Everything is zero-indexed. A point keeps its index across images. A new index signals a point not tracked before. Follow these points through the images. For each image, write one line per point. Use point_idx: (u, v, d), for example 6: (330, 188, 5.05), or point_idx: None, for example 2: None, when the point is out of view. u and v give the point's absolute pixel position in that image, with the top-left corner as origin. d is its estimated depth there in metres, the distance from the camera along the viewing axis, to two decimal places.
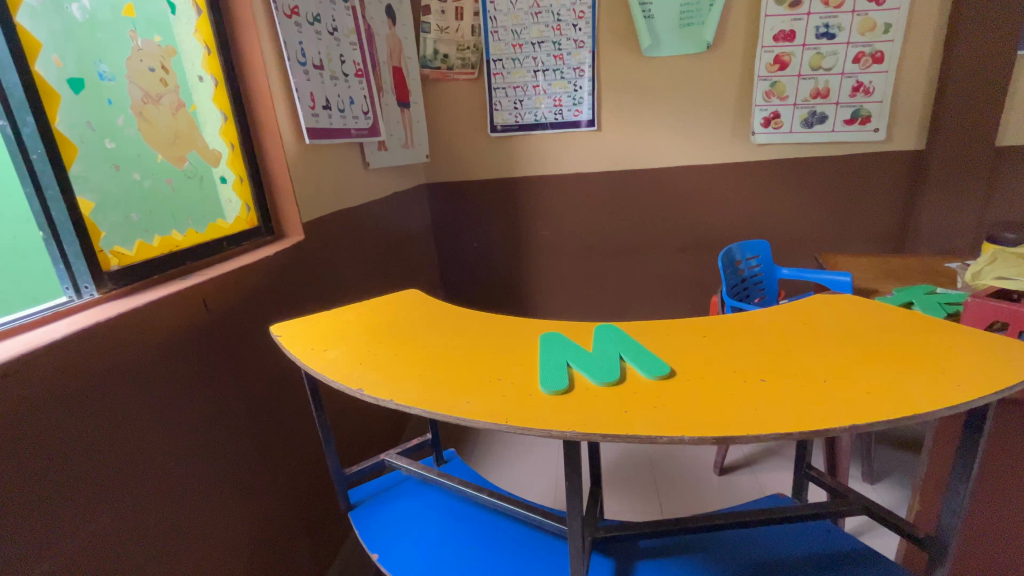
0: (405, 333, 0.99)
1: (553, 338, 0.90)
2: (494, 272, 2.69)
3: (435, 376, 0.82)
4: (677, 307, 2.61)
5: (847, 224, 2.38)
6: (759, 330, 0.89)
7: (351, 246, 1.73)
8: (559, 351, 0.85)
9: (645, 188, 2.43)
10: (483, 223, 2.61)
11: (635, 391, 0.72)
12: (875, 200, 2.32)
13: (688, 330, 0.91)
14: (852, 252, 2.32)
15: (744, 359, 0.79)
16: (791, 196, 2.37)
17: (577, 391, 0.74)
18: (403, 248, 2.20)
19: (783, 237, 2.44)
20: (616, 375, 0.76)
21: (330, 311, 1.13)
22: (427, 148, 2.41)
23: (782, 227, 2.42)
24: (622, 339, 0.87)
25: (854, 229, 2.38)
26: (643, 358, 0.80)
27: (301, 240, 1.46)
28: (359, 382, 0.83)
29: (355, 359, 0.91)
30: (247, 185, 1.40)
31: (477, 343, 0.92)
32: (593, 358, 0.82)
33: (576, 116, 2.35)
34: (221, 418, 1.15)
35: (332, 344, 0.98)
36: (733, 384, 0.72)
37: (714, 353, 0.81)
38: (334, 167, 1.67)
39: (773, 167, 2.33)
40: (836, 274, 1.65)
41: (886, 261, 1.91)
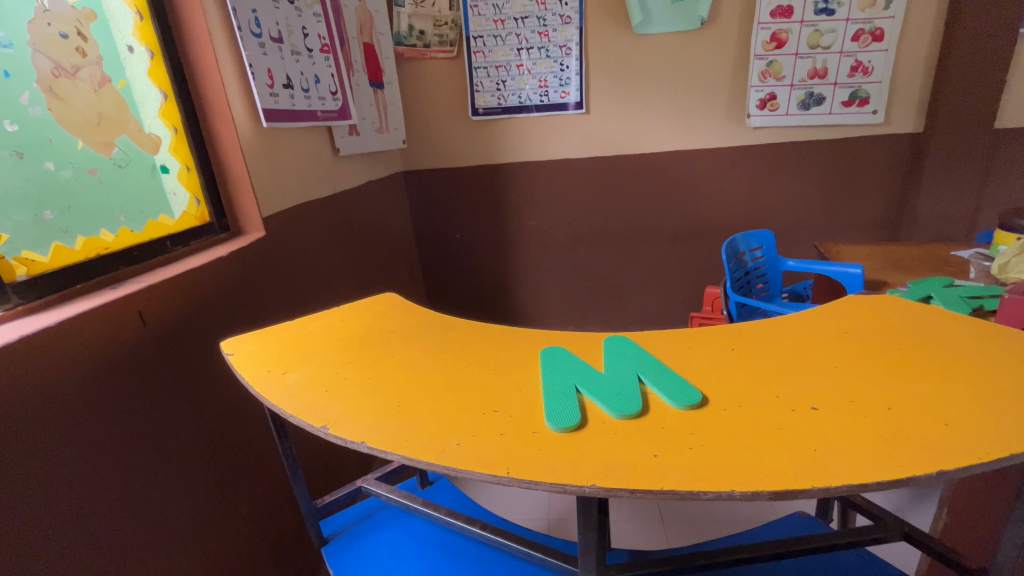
0: (382, 351, 0.84)
1: (554, 356, 0.77)
2: (476, 265, 2.54)
3: (418, 408, 0.67)
4: (669, 299, 2.50)
5: (843, 211, 2.29)
6: (793, 339, 0.76)
7: (320, 242, 1.56)
8: (564, 374, 0.71)
9: (636, 175, 2.30)
10: (464, 214, 2.45)
11: (662, 426, 0.59)
12: (873, 186, 2.23)
13: (712, 341, 0.78)
14: (848, 241, 2.23)
15: (784, 377, 0.66)
16: (786, 183, 2.26)
17: (591, 427, 0.61)
18: (378, 243, 2.03)
19: (778, 225, 2.34)
20: (637, 405, 0.63)
21: (291, 322, 0.97)
22: (402, 133, 2.23)
23: (776, 215, 2.32)
24: (635, 356, 0.74)
25: (850, 216, 2.29)
26: (666, 380, 0.67)
27: (262, 237, 1.29)
28: (324, 416, 0.68)
29: (319, 384, 0.76)
30: (195, 175, 1.22)
31: (466, 362, 0.78)
32: (605, 381, 0.68)
33: (563, 98, 2.20)
34: (170, 447, 0.99)
35: (292, 365, 0.82)
36: (781, 415, 0.59)
37: (747, 372, 0.68)
38: (298, 154, 1.49)
39: (769, 152, 2.22)
40: (846, 266, 1.54)
41: (888, 250, 1.82)
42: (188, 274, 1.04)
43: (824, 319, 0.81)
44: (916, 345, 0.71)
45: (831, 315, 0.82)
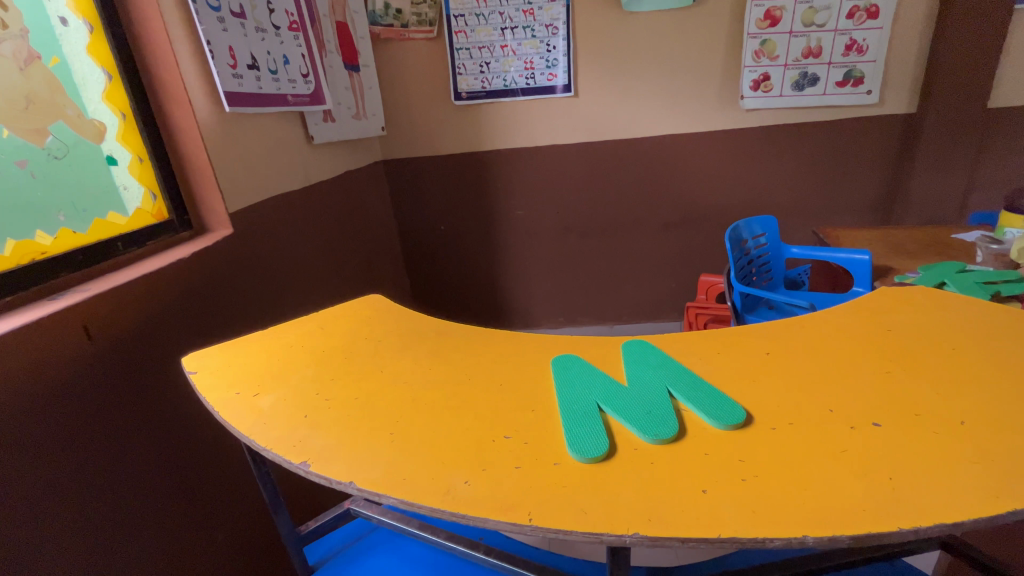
0: (369, 364, 0.74)
1: (566, 367, 0.68)
2: (463, 257, 2.43)
3: (416, 436, 0.58)
4: (662, 288, 2.43)
5: (836, 195, 2.23)
6: (831, 339, 0.68)
7: (294, 239, 1.44)
8: (582, 391, 0.62)
9: (626, 161, 2.20)
10: (448, 205, 2.33)
11: (704, 453, 0.51)
12: (866, 169, 2.18)
13: (741, 343, 0.69)
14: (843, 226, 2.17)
15: (833, 386, 0.58)
16: (780, 167, 2.19)
17: (621, 456, 0.51)
18: (358, 238, 1.91)
19: (772, 210, 2.27)
20: (674, 427, 0.54)
21: (264, 331, 0.86)
22: (381, 120, 2.10)
23: (771, 200, 2.25)
24: (659, 365, 0.65)
25: (843, 200, 2.24)
26: (701, 395, 0.58)
27: (229, 235, 1.17)
28: (305, 450, 0.57)
29: (297, 407, 0.65)
30: (149, 166, 1.08)
31: (466, 377, 0.68)
32: (630, 397, 0.60)
33: (550, 81, 2.09)
34: (131, 477, 0.87)
35: (265, 386, 0.71)
36: (842, 435, 0.51)
37: (791, 380, 0.60)
38: (267, 142, 1.36)
39: (762, 135, 2.14)
40: (852, 252, 1.47)
41: (888, 234, 1.77)
42: (144, 279, 0.92)
43: (860, 314, 0.73)
44: (969, 343, 0.64)
45: (867, 310, 0.75)
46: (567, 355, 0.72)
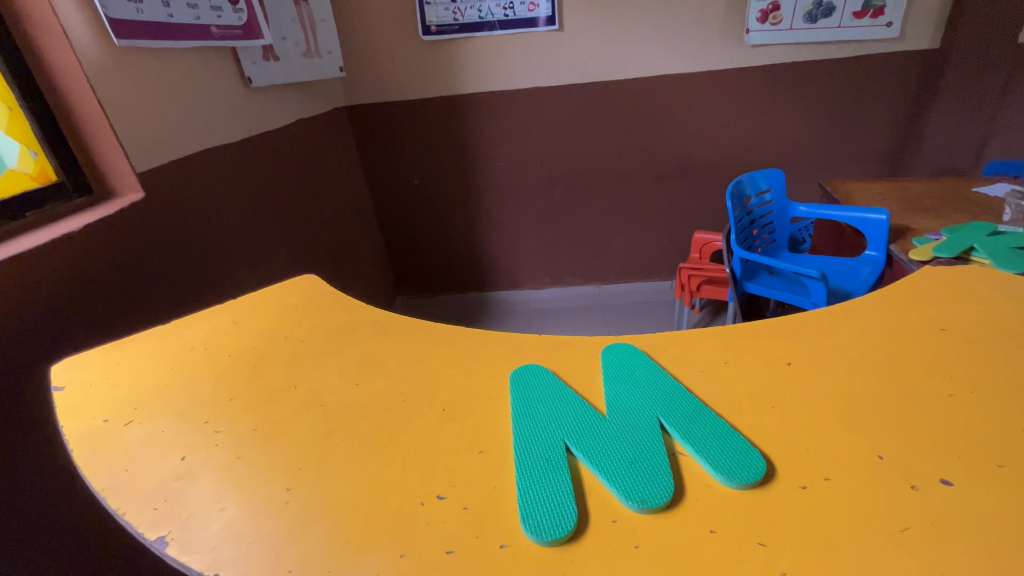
0: (280, 380, 0.58)
1: (529, 386, 0.52)
2: (423, 216, 2.10)
3: (320, 497, 0.43)
4: (650, 249, 2.14)
5: (840, 144, 1.95)
6: (876, 345, 0.52)
7: (232, 202, 1.23)
8: (545, 423, 0.47)
9: (616, 107, 1.89)
10: (405, 156, 2.00)
11: (707, 530, 0.36)
12: (876, 114, 1.89)
13: (758, 348, 0.54)
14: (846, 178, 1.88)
15: (880, 418, 0.44)
16: (784, 112, 1.90)
17: (593, 535, 0.37)
18: (322, 195, 1.68)
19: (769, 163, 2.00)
20: (668, 486, 0.39)
21: (161, 328, 0.70)
22: (339, 58, 1.81)
23: (773, 150, 1.96)
24: (647, 384, 0.50)
25: (846, 148, 1.96)
26: (704, 433, 0.43)
27: (140, 199, 0.97)
28: (168, 514, 0.42)
29: (174, 445, 0.50)
30: (22, 117, 0.87)
31: (402, 401, 0.52)
32: (609, 435, 0.44)
33: (532, 12, 1.75)
34: (13, 506, 0.72)
35: (143, 409, 0.55)
36: (899, 500, 0.37)
37: (823, 407, 0.45)
38: (187, 85, 1.12)
39: (766, 77, 1.84)
40: (869, 211, 1.27)
41: (903, 188, 1.59)
42: (12, 264, 0.73)
43: (910, 309, 0.57)
44: None
45: (919, 301, 0.58)
46: (530, 365, 0.56)
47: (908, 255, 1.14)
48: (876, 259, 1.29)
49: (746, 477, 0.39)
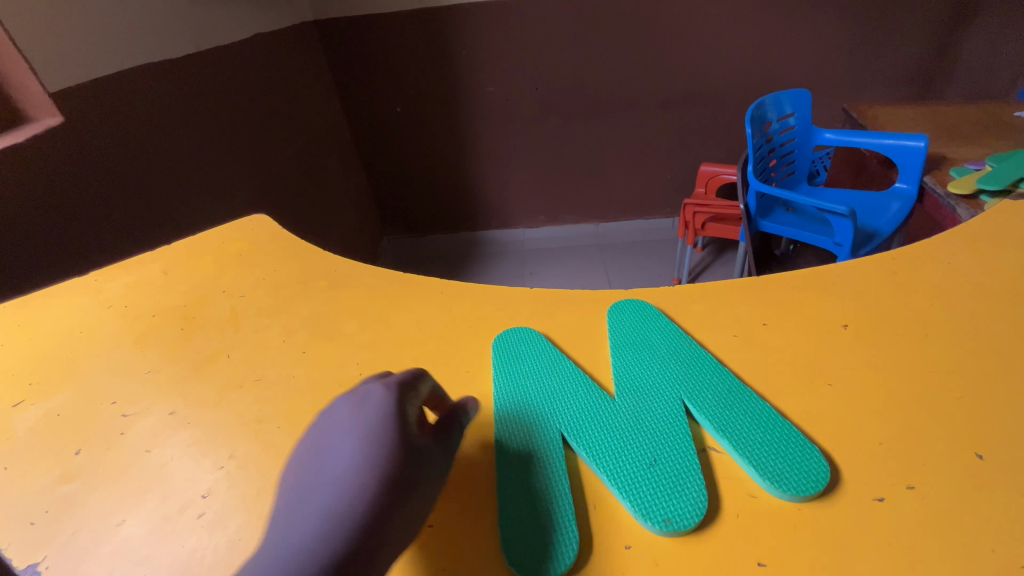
0: (210, 348, 0.47)
1: (515, 358, 0.41)
2: (401, 151, 1.91)
3: (249, 508, 0.33)
4: (646, 185, 1.94)
5: (860, 66, 1.63)
6: (953, 300, 0.41)
7: (180, 130, 1.05)
8: (536, 406, 0.37)
9: (611, 19, 1.60)
10: (375, 81, 1.76)
11: (754, 565, 0.27)
12: (907, 29, 1.54)
13: (804, 305, 0.43)
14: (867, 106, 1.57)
15: (973, 402, 0.34)
16: (802, 29, 1.57)
17: (601, 566, 0.28)
18: (288, 125, 1.48)
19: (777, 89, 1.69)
20: (700, 498, 0.30)
21: (72, 282, 0.58)
22: None
23: (783, 77, 1.66)
24: (666, 355, 0.39)
25: (870, 70, 1.63)
26: (744, 423, 0.33)
27: (56, 123, 0.80)
28: (50, 532, 0.33)
29: (68, 434, 0.40)
30: None
31: (358, 376, 0.42)
32: (618, 424, 0.34)
33: None
34: None
35: (39, 385, 0.45)
36: (1009, 519, 0.28)
37: (894, 387, 0.35)
38: None
39: None
40: (905, 137, 1.11)
41: (938, 111, 1.40)
42: None
43: (991, 254, 0.46)
44: None
45: (1001, 246, 0.47)
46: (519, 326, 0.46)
47: (945, 187, 1.01)
48: (906, 192, 1.15)
49: (807, 485, 0.30)
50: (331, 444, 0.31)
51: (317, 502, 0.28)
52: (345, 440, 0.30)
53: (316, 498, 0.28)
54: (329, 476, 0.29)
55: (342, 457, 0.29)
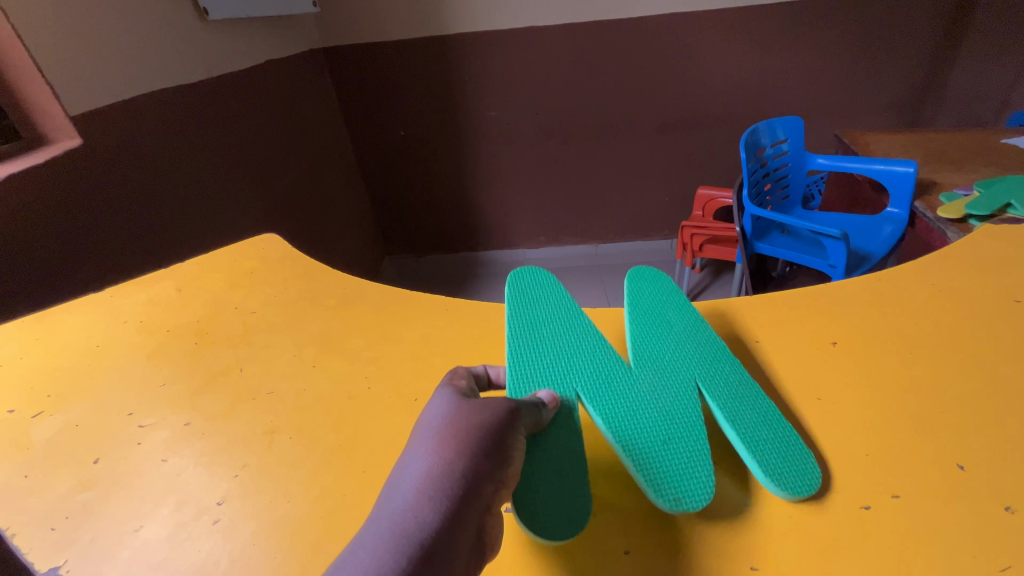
0: (224, 362, 0.48)
1: (537, 306, 0.44)
2: (405, 173, 1.95)
3: (261, 515, 0.34)
4: (645, 207, 1.98)
5: (852, 94, 1.68)
6: (937, 318, 0.43)
7: (191, 151, 1.09)
8: (556, 359, 0.39)
9: (610, 49, 1.66)
10: (381, 106, 1.81)
11: (745, 568, 0.28)
12: (894, 60, 1.61)
13: (795, 323, 0.45)
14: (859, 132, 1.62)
15: (956, 415, 0.35)
16: (793, 60, 1.63)
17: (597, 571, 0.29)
18: (296, 147, 1.53)
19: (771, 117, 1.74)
20: (704, 488, 0.31)
21: (87, 298, 0.60)
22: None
23: (776, 105, 1.72)
24: (685, 335, 0.42)
25: (861, 98, 1.68)
26: (757, 417, 0.35)
27: (74, 143, 0.83)
28: (66, 538, 0.34)
29: (83, 444, 0.41)
30: None
31: (366, 389, 0.43)
32: (634, 402, 0.36)
33: None
34: None
35: (55, 397, 0.46)
36: (989, 525, 0.29)
37: (881, 401, 0.37)
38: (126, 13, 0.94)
39: (773, 20, 1.57)
40: (895, 162, 1.15)
41: (927, 138, 1.45)
42: None
43: (973, 275, 0.48)
44: None
45: (983, 267, 0.49)
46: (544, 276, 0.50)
47: (935, 212, 1.04)
48: (898, 217, 1.19)
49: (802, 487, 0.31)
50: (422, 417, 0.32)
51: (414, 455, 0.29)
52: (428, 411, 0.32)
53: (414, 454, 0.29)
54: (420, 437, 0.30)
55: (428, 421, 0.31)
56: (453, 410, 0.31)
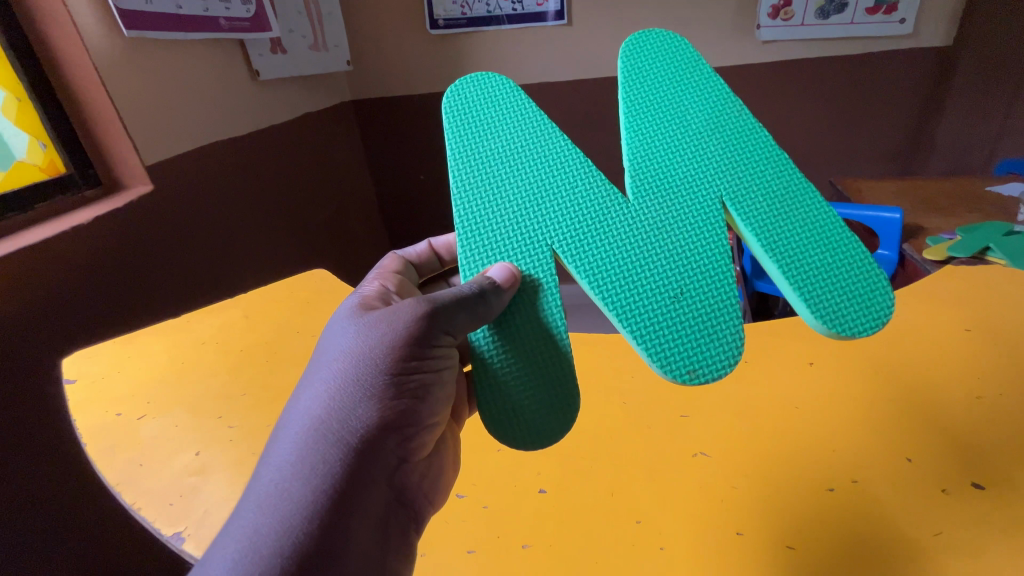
0: (293, 377, 0.57)
1: (500, 140, 0.46)
2: (424, 215, 2.06)
3: None
4: None
5: (852, 145, 1.74)
6: (898, 346, 0.52)
7: (241, 196, 1.21)
8: (542, 214, 0.43)
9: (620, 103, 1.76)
10: (403, 156, 1.90)
11: (733, 531, 0.38)
12: (892, 113, 1.69)
13: (778, 349, 0.55)
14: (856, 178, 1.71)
15: (907, 425, 0.44)
16: (800, 113, 1.67)
17: (620, 534, 0.38)
18: (327, 192, 1.65)
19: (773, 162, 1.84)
20: (737, 334, 0.40)
21: (168, 322, 0.69)
22: (346, 53, 1.68)
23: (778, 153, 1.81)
24: (695, 170, 0.44)
25: (860, 148, 1.75)
26: (797, 240, 0.41)
27: (150, 191, 0.95)
28: (185, 511, 0.43)
29: (185, 440, 0.50)
30: (31, 107, 0.85)
31: None
32: (666, 243, 0.42)
33: (540, 6, 1.56)
34: None
35: (155, 403, 0.55)
36: (923, 502, 0.38)
37: (843, 412, 0.46)
38: (192, 80, 1.07)
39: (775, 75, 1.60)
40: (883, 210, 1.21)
41: (918, 185, 1.54)
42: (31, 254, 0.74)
43: (934, 307, 0.57)
44: None
45: (945, 301, 0.57)
46: (495, 82, 0.48)
47: (922, 254, 1.14)
48: (887, 258, 1.22)
49: (868, 322, 0.40)
50: (337, 347, 0.41)
51: (322, 389, 0.39)
52: (338, 345, 0.41)
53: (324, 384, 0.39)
54: (330, 367, 0.40)
55: (337, 356, 0.40)
56: (354, 352, 0.40)
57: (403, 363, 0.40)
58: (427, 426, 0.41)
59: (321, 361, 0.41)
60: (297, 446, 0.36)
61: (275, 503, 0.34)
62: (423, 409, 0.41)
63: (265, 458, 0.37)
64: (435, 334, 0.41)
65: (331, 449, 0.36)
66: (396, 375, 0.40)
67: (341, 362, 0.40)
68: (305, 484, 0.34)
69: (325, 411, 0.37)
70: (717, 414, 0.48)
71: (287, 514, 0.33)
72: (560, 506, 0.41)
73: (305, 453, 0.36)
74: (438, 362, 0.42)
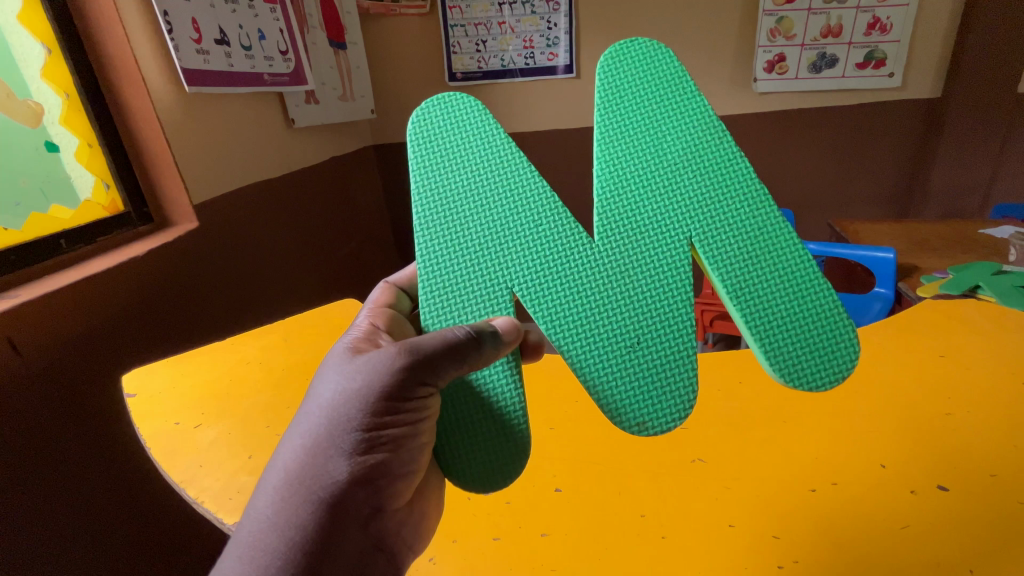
0: None
1: (459, 172, 0.46)
2: None
3: None
4: None
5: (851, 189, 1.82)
6: (880, 371, 0.58)
7: (273, 232, 1.29)
8: (503, 254, 0.45)
9: None
10: None
11: (727, 524, 0.42)
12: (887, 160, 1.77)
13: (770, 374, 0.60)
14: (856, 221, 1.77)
15: (886, 437, 0.49)
16: (797, 160, 1.77)
17: (625, 526, 0.43)
18: (349, 229, 1.74)
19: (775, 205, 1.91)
20: (691, 389, 0.44)
21: (215, 345, 0.76)
22: (371, 103, 1.81)
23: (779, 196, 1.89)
24: (668, 215, 0.45)
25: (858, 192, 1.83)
26: (774, 295, 0.43)
27: (195, 226, 1.02)
28: (243, 504, 0.49)
29: (239, 445, 0.56)
30: (100, 153, 0.94)
31: None
32: (637, 297, 0.45)
33: (551, 61, 1.69)
34: (89, 521, 0.78)
35: (208, 414, 0.61)
36: (894, 501, 0.43)
37: (827, 424, 0.52)
38: (236, 129, 1.18)
39: (773, 125, 1.72)
40: (876, 249, 1.27)
41: (914, 228, 1.60)
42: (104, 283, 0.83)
43: (912, 337, 0.62)
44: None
45: (922, 332, 0.63)
46: (459, 103, 0.47)
47: (915, 291, 1.20)
48: (885, 295, 1.28)
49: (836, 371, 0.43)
50: (318, 394, 0.41)
51: (301, 439, 0.40)
52: (321, 392, 0.41)
53: (303, 434, 0.40)
54: (309, 417, 0.40)
55: (317, 405, 0.40)
56: (330, 405, 0.40)
57: (382, 414, 0.39)
58: (402, 477, 0.41)
59: (307, 408, 0.41)
60: (274, 498, 0.38)
61: (249, 556, 0.36)
62: (398, 461, 0.40)
63: (248, 506, 0.39)
64: (413, 387, 0.40)
65: (303, 505, 0.37)
66: (370, 432, 0.39)
67: (320, 413, 0.40)
68: (274, 541, 0.36)
69: (302, 462, 0.38)
70: (717, 429, 0.53)
71: (260, 565, 0.36)
72: (568, 502, 0.47)
73: (279, 506, 0.37)
74: (417, 410, 0.41)
